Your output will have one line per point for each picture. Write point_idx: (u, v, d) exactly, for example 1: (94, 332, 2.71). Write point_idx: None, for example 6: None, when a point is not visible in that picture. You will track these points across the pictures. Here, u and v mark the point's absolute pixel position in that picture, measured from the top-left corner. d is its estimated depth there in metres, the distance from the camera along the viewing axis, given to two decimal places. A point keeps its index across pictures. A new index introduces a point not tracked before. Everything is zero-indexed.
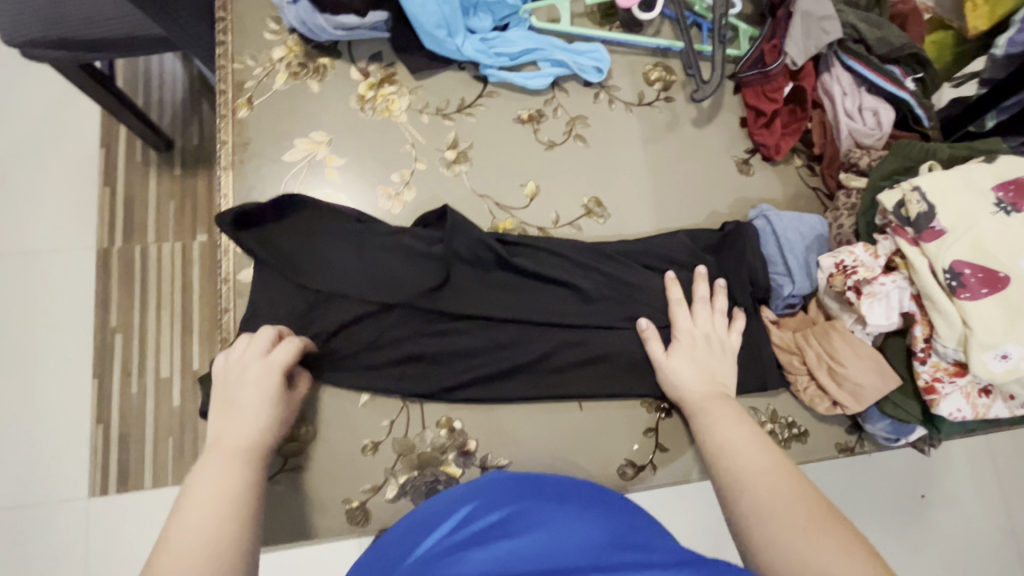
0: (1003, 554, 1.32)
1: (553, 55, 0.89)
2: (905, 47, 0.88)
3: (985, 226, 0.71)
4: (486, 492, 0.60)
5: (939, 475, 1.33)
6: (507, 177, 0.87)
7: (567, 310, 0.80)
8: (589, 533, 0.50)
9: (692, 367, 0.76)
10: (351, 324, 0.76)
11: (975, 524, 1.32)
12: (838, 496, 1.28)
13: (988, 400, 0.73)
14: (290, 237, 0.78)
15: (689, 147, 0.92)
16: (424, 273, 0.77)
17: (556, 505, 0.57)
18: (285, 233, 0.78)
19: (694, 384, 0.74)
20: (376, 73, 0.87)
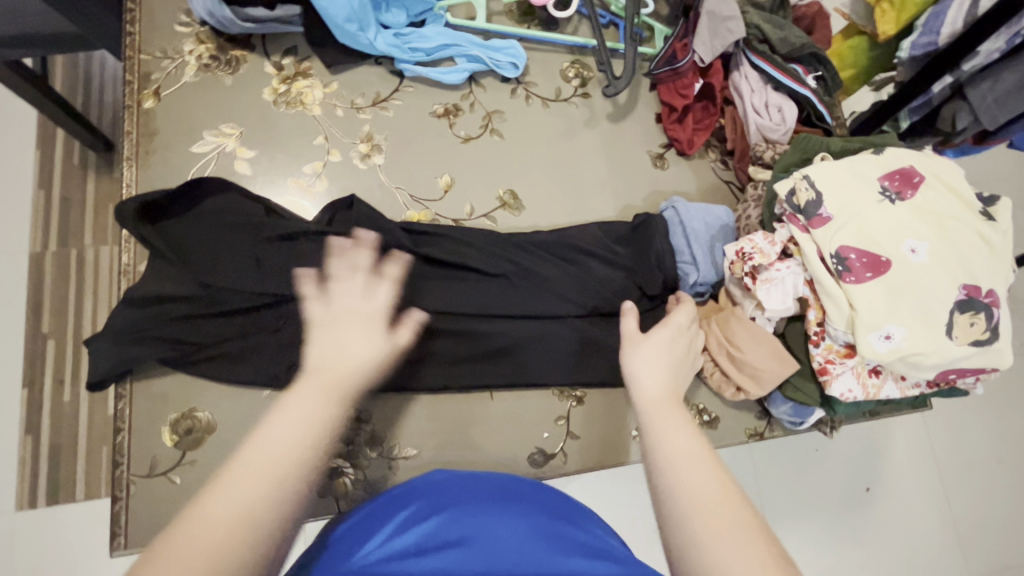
0: (939, 545, 1.34)
1: (468, 51, 0.90)
2: (804, 46, 0.92)
3: (869, 212, 0.75)
4: (436, 496, 0.56)
5: (875, 469, 1.36)
6: (422, 170, 0.87)
7: (479, 303, 0.81)
8: (523, 542, 0.47)
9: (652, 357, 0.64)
10: (252, 320, 0.74)
11: (911, 517, 1.35)
12: (780, 489, 1.31)
13: (879, 381, 0.76)
14: (197, 232, 0.76)
15: (605, 142, 0.94)
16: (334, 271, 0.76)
17: (488, 505, 0.53)
18: (193, 229, 0.76)
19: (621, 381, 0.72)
20: (290, 66, 0.87)
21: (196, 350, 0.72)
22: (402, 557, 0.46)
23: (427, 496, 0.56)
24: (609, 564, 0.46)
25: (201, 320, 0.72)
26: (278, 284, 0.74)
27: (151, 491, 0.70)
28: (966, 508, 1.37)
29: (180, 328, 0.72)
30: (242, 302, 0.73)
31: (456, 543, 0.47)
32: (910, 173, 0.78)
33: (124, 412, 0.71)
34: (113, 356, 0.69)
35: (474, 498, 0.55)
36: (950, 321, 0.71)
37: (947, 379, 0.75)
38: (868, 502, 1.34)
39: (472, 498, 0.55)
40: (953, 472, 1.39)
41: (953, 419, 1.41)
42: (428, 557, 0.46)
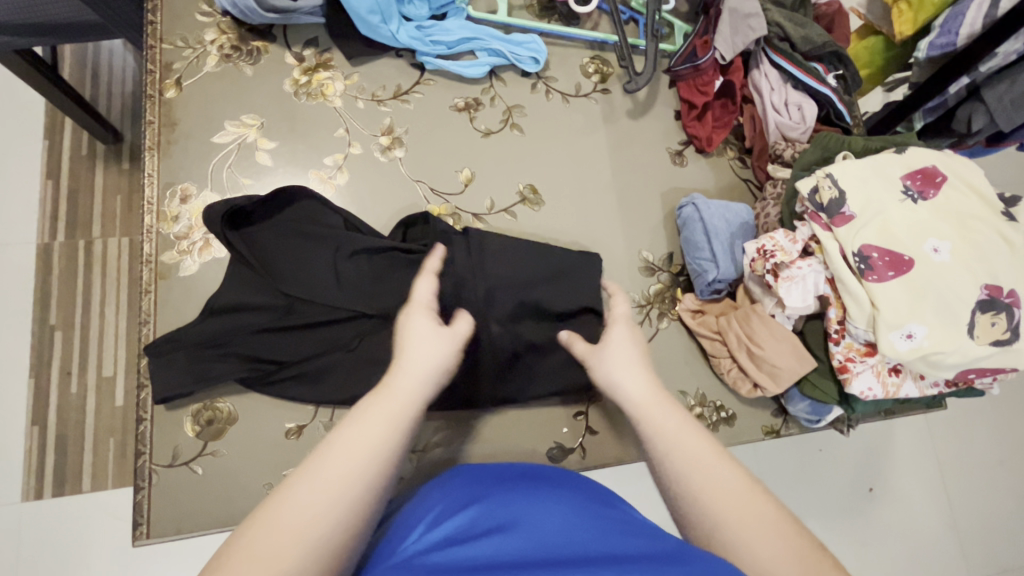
0: (944, 544, 1.35)
1: (489, 45, 0.90)
2: (826, 45, 0.92)
3: (891, 211, 0.75)
4: (468, 487, 0.55)
5: (882, 468, 1.37)
6: (442, 163, 0.87)
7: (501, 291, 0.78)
8: (565, 523, 0.47)
9: (622, 361, 0.58)
10: (332, 334, 0.76)
11: (917, 517, 1.36)
12: (787, 490, 1.32)
13: (898, 380, 0.76)
14: (274, 247, 0.77)
15: (624, 138, 0.94)
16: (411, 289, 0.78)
17: (523, 489, 0.53)
18: (271, 244, 0.77)
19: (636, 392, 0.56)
20: (311, 58, 0.87)
21: (277, 368, 0.73)
22: (449, 544, 0.45)
23: (461, 486, 0.55)
24: (656, 542, 0.46)
25: (280, 336, 0.74)
26: (351, 304, 0.76)
27: (173, 481, 0.70)
28: (970, 508, 1.38)
29: (259, 344, 0.73)
30: (321, 318, 0.75)
31: (498, 528, 0.47)
32: (933, 173, 0.78)
33: (144, 401, 0.71)
34: (160, 353, 0.70)
35: (509, 485, 0.54)
36: (971, 321, 0.72)
37: (967, 379, 0.76)
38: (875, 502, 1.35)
39: (505, 483, 0.55)
40: (958, 473, 1.39)
41: (958, 420, 1.42)
42: (476, 542, 0.45)
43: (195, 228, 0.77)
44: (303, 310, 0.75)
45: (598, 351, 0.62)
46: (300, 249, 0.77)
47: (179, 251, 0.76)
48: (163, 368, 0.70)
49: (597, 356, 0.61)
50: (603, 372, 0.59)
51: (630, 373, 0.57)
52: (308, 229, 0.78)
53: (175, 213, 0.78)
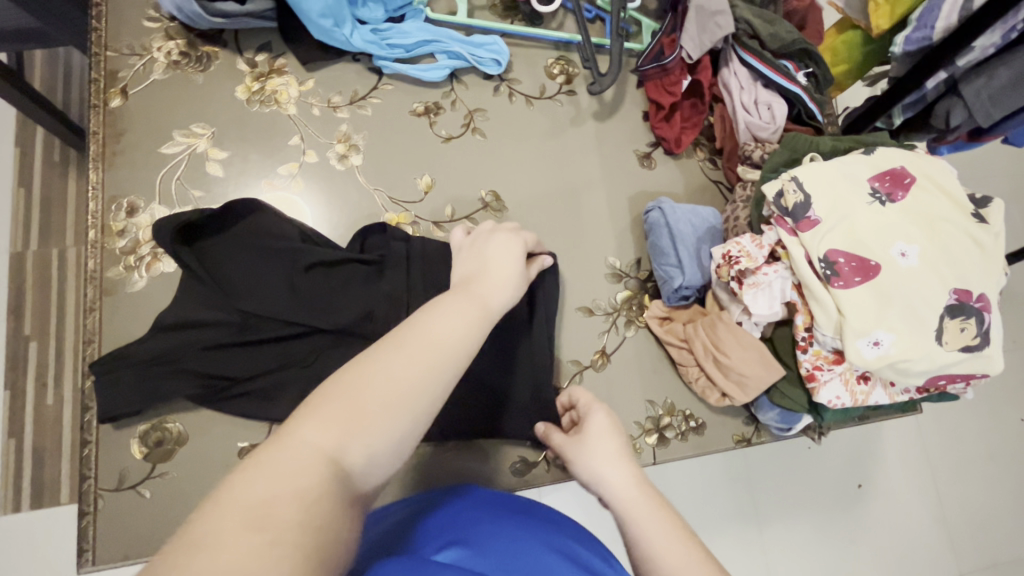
0: (931, 543, 1.34)
1: (449, 47, 0.87)
2: (796, 42, 0.90)
3: (858, 214, 0.73)
4: (481, 507, 0.55)
5: (869, 467, 1.35)
6: (401, 170, 0.85)
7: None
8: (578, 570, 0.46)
9: (602, 456, 0.57)
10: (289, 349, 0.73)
11: (904, 515, 1.34)
12: (771, 490, 1.30)
13: (868, 387, 0.74)
14: (226, 260, 0.74)
15: (591, 141, 0.92)
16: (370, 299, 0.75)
17: (536, 528, 0.52)
18: (226, 258, 0.74)
19: (612, 476, 0.55)
20: (264, 64, 0.84)
21: (229, 385, 0.71)
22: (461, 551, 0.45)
23: (475, 510, 0.55)
24: None
25: (234, 353, 0.72)
26: (309, 319, 0.74)
27: (120, 505, 0.68)
28: (955, 507, 1.36)
29: (211, 361, 0.71)
30: (278, 333, 0.73)
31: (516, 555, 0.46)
32: (901, 174, 0.76)
33: (87, 422, 0.68)
34: (103, 375, 0.67)
35: (519, 516, 0.54)
36: (940, 326, 0.70)
37: (937, 385, 0.74)
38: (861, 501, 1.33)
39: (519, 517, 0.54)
40: (944, 471, 1.38)
41: (944, 417, 1.40)
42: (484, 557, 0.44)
43: (143, 242, 0.75)
44: (257, 325, 0.73)
45: (581, 439, 0.61)
46: (252, 262, 0.74)
47: (126, 266, 0.74)
48: (107, 387, 0.67)
49: (575, 449, 0.60)
50: (582, 470, 0.58)
51: (613, 470, 0.56)
52: (263, 241, 0.75)
53: (122, 226, 0.75)
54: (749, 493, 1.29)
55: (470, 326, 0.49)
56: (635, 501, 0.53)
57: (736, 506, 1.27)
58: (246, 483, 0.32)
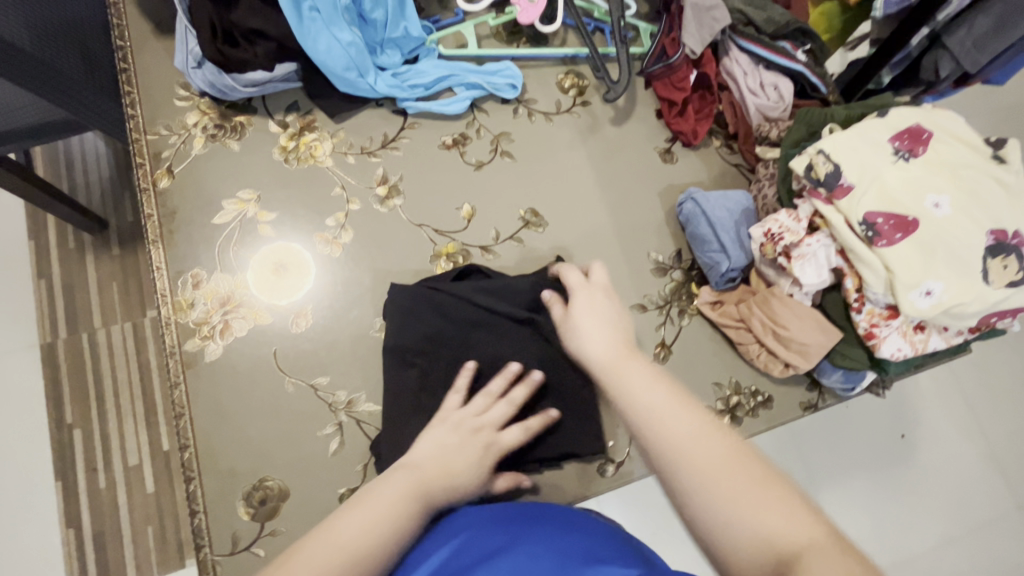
0: (984, 476, 1.36)
1: (466, 79, 0.91)
2: (789, 23, 0.93)
3: (887, 174, 0.77)
4: (469, 524, 0.55)
5: (910, 415, 1.38)
6: (442, 202, 0.88)
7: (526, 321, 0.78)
8: (561, 551, 0.48)
9: (594, 317, 0.66)
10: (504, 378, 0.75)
11: (952, 454, 1.37)
12: (822, 452, 1.33)
13: (924, 335, 0.78)
14: (423, 325, 0.76)
15: (612, 146, 0.96)
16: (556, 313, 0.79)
17: (524, 529, 0.53)
18: (427, 309, 0.77)
19: (601, 343, 0.62)
20: (295, 122, 0.87)
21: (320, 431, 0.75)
22: None
23: (462, 529, 0.55)
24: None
25: (316, 403, 0.76)
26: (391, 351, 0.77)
27: (237, 568, 0.70)
28: (1002, 440, 1.39)
29: (299, 408, 0.76)
30: (352, 370, 0.78)
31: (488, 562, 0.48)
32: (918, 130, 0.80)
33: (196, 492, 0.71)
34: (215, 443, 0.73)
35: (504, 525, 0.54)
36: (984, 267, 0.73)
37: (989, 322, 0.77)
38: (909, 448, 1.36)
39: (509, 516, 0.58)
40: (981, 405, 1.41)
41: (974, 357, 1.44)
42: None
43: (213, 311, 0.78)
44: (339, 367, 0.78)
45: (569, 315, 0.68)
46: (325, 312, 0.80)
47: (201, 337, 0.76)
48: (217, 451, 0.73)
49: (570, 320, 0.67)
50: (578, 339, 0.65)
51: (598, 334, 0.64)
52: (334, 295, 0.81)
53: (190, 299, 0.78)
54: (802, 457, 1.32)
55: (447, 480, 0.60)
56: (620, 357, 0.60)
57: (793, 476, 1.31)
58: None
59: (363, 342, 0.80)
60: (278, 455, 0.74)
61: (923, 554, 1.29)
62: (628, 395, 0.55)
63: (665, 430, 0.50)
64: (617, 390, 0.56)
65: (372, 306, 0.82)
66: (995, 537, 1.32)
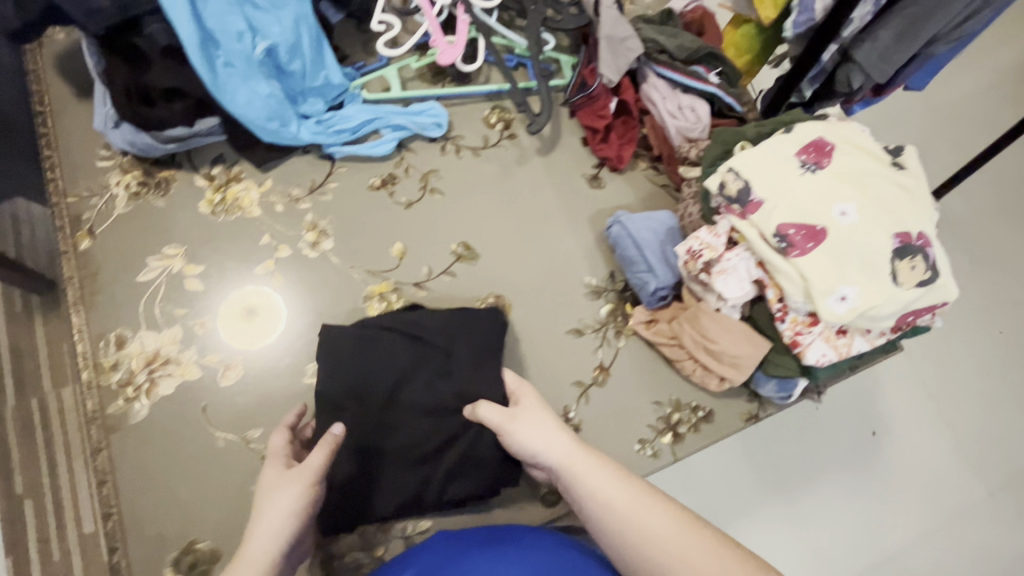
0: (971, 469, 1.27)
1: (392, 121, 0.93)
2: (700, 48, 0.98)
3: (796, 187, 0.80)
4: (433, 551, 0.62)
5: (883, 410, 1.32)
6: (373, 244, 0.89)
7: (453, 360, 0.78)
8: None
9: (544, 428, 0.65)
10: (437, 423, 0.75)
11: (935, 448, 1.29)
12: (789, 453, 1.28)
13: (848, 339, 0.79)
14: (346, 376, 0.75)
15: (540, 176, 0.98)
16: (478, 360, 0.78)
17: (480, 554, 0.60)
18: (345, 356, 0.75)
19: (555, 449, 0.63)
20: (221, 174, 0.88)
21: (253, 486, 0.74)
22: None
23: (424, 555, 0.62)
24: None
25: (248, 456, 0.75)
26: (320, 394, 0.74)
27: None
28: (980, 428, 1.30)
29: (229, 463, 0.74)
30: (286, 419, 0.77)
31: None
32: (822, 144, 0.83)
33: (123, 563, 0.69)
34: (143, 507, 0.71)
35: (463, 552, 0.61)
36: (893, 269, 0.76)
37: (906, 321, 0.80)
38: (887, 446, 1.29)
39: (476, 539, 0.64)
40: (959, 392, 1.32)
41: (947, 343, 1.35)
42: None
43: (138, 370, 0.76)
44: (274, 418, 0.77)
45: (518, 416, 0.68)
46: (257, 362, 0.79)
47: (126, 399, 0.75)
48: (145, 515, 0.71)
49: (517, 424, 0.67)
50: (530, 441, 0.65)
51: (552, 436, 0.64)
52: (267, 344, 0.80)
53: (114, 360, 0.76)
54: (767, 460, 1.27)
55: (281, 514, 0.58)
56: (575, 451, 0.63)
57: (762, 479, 1.26)
58: None
59: (297, 389, 0.79)
60: (211, 513, 0.72)
61: (904, 552, 1.21)
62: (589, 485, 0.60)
63: (643, 533, 0.56)
64: (583, 495, 0.60)
65: (306, 352, 0.81)
66: (981, 526, 1.23)
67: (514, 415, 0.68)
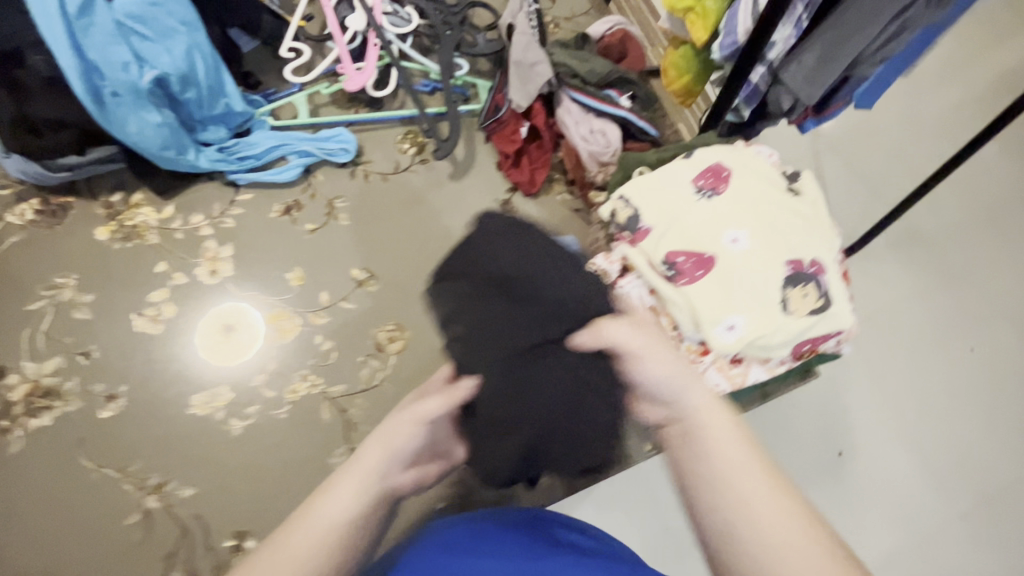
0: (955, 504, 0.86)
1: (298, 147, 0.93)
2: (611, 72, 0.98)
3: (686, 215, 0.78)
4: (502, 520, 0.51)
5: (848, 407, 0.92)
6: (271, 271, 0.88)
7: (560, 302, 0.46)
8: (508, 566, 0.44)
9: (669, 351, 0.42)
10: (551, 392, 0.45)
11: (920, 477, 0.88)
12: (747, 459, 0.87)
13: (742, 368, 0.78)
14: (470, 314, 0.48)
15: (450, 202, 0.98)
16: (576, 308, 0.46)
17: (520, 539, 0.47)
18: (457, 312, 0.48)
19: (677, 388, 0.40)
20: (120, 202, 0.88)
21: (125, 520, 0.73)
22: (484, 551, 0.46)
23: (498, 521, 0.51)
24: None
25: (123, 489, 0.74)
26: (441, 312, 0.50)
27: None
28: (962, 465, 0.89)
29: (102, 497, 0.73)
30: (167, 449, 0.76)
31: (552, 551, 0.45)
32: (720, 169, 0.81)
33: None
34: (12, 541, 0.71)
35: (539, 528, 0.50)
36: (784, 297, 0.74)
37: (805, 350, 0.77)
38: (863, 456, 0.89)
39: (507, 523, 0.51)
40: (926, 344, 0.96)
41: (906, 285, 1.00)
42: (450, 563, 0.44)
43: (18, 400, 0.76)
44: (153, 449, 0.76)
45: (645, 328, 0.44)
46: (141, 389, 0.79)
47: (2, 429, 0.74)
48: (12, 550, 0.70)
49: (635, 344, 0.43)
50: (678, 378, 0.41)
51: (665, 357, 0.42)
52: (153, 373, 0.80)
53: None
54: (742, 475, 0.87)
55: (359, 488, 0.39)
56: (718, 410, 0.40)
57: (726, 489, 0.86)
58: None
59: (181, 419, 0.78)
60: (80, 549, 0.71)
61: None
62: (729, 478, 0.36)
63: (748, 536, 0.35)
64: (693, 460, 0.38)
65: (194, 380, 0.80)
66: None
67: (627, 321, 0.44)
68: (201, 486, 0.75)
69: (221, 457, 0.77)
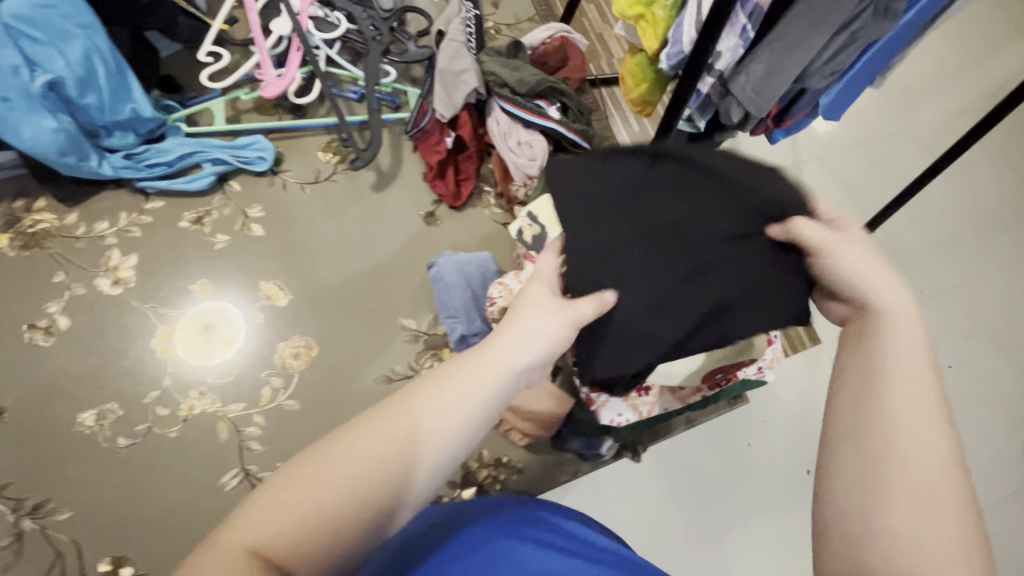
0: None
1: (212, 155, 0.90)
2: (541, 81, 0.93)
3: None
4: (522, 518, 0.49)
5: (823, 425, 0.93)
6: (172, 282, 0.85)
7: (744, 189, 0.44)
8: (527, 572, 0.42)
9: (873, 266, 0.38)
10: (738, 274, 0.42)
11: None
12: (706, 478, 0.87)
13: (651, 399, 0.69)
14: (666, 198, 0.44)
15: (371, 214, 0.94)
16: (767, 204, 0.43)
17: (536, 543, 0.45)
18: (581, 177, 0.47)
19: (891, 297, 0.37)
20: (20, 208, 0.85)
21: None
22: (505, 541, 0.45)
23: (529, 520, 0.49)
24: None
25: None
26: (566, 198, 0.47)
27: None
28: None
29: None
30: (49, 467, 0.74)
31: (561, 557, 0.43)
32: None
33: None
34: None
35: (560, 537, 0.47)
36: None
37: (721, 377, 0.67)
38: None
39: (502, 504, 0.51)
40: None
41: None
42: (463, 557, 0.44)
43: None
44: (34, 466, 0.74)
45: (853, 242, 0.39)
46: (27, 403, 0.76)
47: None
48: None
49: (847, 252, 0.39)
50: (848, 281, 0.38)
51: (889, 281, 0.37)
52: (39, 387, 0.77)
53: None
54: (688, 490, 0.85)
55: (448, 405, 0.33)
56: (916, 326, 0.36)
57: (673, 509, 0.84)
58: (241, 529, 0.28)
59: (66, 435, 0.75)
60: None
61: None
62: (883, 375, 0.35)
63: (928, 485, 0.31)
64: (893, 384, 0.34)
65: (85, 394, 0.78)
66: None
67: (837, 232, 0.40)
68: (81, 507, 0.73)
69: (107, 475, 0.74)
